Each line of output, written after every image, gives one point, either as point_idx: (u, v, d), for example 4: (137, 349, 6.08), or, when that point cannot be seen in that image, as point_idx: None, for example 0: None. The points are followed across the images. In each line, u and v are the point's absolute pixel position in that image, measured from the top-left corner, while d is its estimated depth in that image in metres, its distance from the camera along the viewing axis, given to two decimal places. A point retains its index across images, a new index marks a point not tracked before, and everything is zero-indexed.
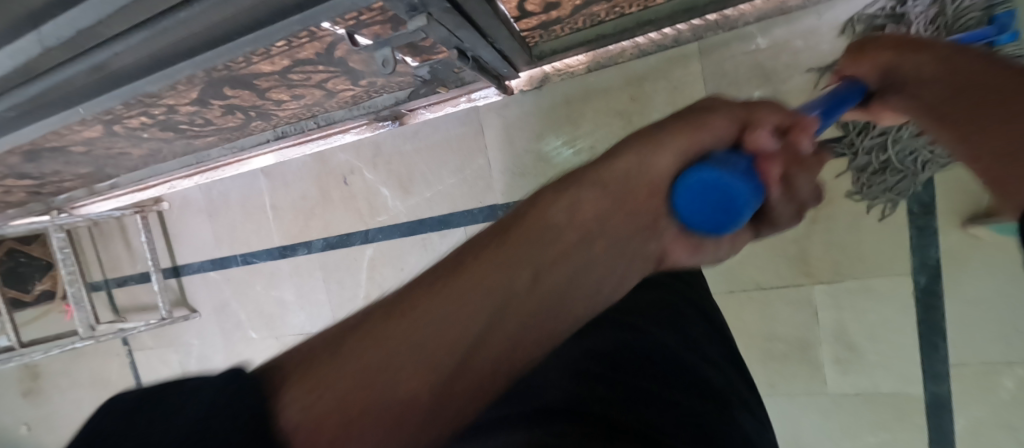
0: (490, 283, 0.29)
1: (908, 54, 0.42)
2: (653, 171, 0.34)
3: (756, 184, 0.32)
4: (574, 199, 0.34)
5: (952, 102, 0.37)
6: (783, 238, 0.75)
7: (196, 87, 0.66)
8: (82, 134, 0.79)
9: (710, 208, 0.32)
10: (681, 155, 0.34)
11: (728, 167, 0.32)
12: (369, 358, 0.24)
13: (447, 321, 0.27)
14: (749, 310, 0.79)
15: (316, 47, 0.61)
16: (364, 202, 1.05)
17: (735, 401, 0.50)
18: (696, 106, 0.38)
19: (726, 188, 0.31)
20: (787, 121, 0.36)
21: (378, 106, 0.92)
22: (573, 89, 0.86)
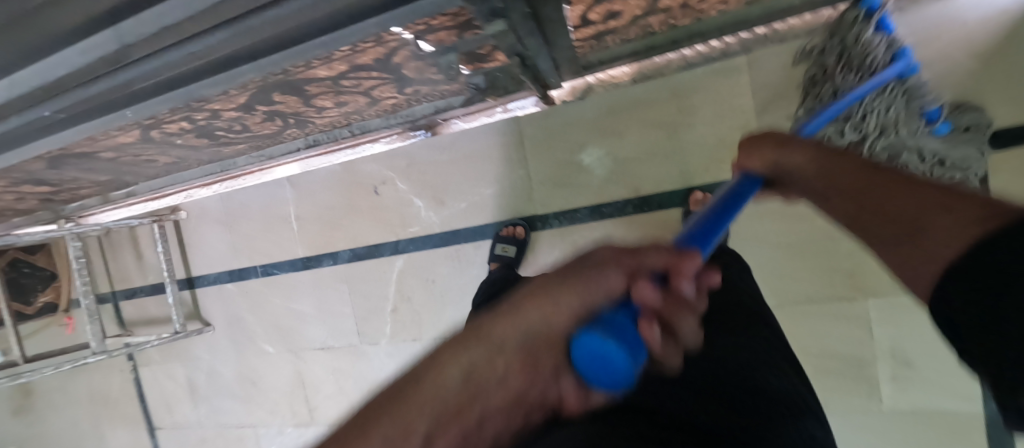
0: None
1: (792, 155, 0.46)
2: (538, 330, 0.31)
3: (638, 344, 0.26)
4: (441, 371, 0.31)
5: (852, 204, 0.43)
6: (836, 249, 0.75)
7: (248, 91, 0.64)
8: (116, 140, 0.76)
9: (595, 370, 0.26)
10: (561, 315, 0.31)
11: (609, 324, 0.26)
12: None
13: None
14: (800, 324, 0.78)
15: (378, 52, 0.60)
16: (395, 213, 1.03)
17: (802, 405, 0.47)
18: (581, 259, 0.35)
19: (606, 355, 0.25)
20: (668, 265, 0.31)
21: (416, 115, 0.90)
22: (618, 100, 0.86)
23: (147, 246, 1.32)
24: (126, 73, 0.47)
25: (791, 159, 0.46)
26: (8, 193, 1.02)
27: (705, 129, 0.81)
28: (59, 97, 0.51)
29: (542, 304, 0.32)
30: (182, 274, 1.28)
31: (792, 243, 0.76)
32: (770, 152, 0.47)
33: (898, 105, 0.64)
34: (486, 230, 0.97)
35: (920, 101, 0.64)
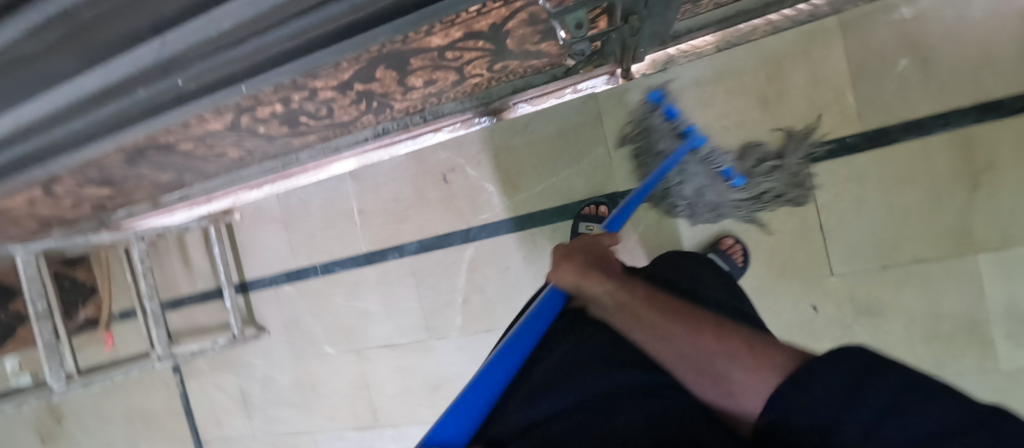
0: None
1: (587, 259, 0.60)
2: None
3: None
4: None
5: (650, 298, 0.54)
6: (939, 208, 0.75)
7: (358, 64, 0.63)
8: (204, 127, 0.74)
9: None
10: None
11: None
12: None
13: None
14: (906, 286, 0.78)
15: (500, 15, 0.59)
16: (467, 200, 1.02)
17: None
18: None
19: None
20: None
21: (491, 96, 0.89)
22: (704, 72, 0.84)
23: (195, 251, 1.29)
24: (275, 34, 0.45)
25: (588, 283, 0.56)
26: (68, 196, 0.99)
27: (797, 96, 0.81)
28: (191, 66, 0.49)
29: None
30: (235, 278, 1.25)
31: (896, 205, 0.77)
32: (574, 268, 0.58)
33: (699, 170, 0.84)
34: (564, 211, 0.95)
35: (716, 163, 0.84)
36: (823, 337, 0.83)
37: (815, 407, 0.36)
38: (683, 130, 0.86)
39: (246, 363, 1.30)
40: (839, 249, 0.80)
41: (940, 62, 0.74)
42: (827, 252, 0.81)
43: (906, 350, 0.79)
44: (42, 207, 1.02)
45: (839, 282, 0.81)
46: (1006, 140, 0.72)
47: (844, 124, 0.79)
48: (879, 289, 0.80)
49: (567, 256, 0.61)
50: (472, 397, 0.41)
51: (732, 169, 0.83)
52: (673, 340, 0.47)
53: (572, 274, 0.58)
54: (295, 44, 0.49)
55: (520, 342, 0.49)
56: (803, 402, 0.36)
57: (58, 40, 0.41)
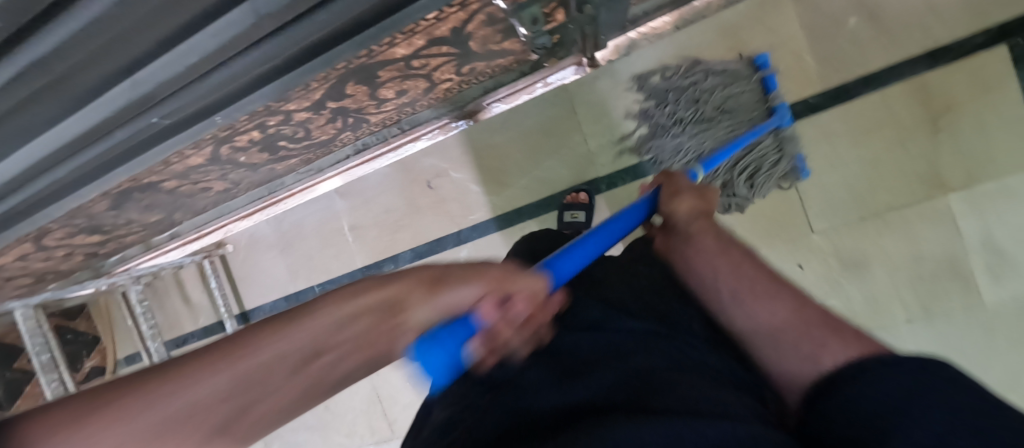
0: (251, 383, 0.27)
1: (704, 208, 0.63)
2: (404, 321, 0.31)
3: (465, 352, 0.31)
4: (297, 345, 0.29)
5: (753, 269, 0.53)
6: (908, 154, 0.78)
7: (328, 83, 0.65)
8: (186, 163, 0.75)
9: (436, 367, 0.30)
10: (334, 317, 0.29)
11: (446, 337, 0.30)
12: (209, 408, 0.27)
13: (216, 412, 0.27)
14: (885, 233, 0.80)
15: (459, 19, 0.61)
16: (455, 204, 1.02)
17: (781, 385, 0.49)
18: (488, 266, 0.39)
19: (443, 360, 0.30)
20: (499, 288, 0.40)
21: (465, 99, 0.91)
22: (666, 51, 0.87)
23: (194, 287, 1.30)
24: (242, 61, 0.47)
25: (700, 223, 0.60)
26: (60, 247, 1.00)
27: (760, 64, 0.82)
28: (165, 103, 0.50)
29: (218, 369, 0.26)
30: (234, 310, 1.25)
31: (867, 155, 0.79)
32: (692, 204, 0.63)
33: (769, 147, 0.79)
34: (551, 202, 0.96)
35: (790, 148, 0.79)
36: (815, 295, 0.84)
37: (880, 400, 0.32)
38: (772, 106, 0.80)
39: None
40: (817, 206, 0.82)
41: (888, 14, 0.77)
42: (806, 210, 0.83)
43: (895, 297, 0.81)
44: (34, 262, 1.03)
45: (823, 238, 0.83)
46: (959, 81, 0.75)
47: (806, 86, 0.81)
48: (862, 241, 0.81)
49: (678, 187, 0.65)
50: (578, 251, 0.49)
51: (803, 159, 0.80)
52: (767, 305, 0.48)
53: (685, 208, 0.62)
54: (262, 69, 0.51)
55: (615, 226, 0.57)
56: (871, 396, 0.33)
57: (30, 93, 0.42)
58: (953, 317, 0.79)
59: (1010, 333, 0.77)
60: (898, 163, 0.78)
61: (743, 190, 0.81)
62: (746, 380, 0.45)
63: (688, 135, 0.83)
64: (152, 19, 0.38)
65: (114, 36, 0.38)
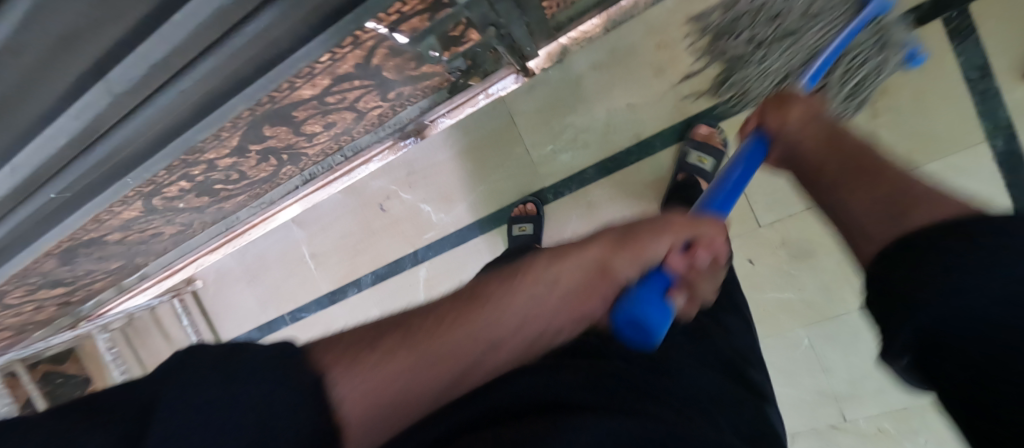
0: (410, 364, 0.34)
1: (813, 110, 0.53)
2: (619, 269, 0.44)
3: (662, 307, 0.45)
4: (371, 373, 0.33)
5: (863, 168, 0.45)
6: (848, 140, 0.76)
7: (239, 130, 0.64)
8: (121, 216, 0.76)
9: (630, 327, 0.46)
10: (564, 272, 0.43)
11: (636, 300, 0.44)
12: (388, 376, 0.34)
13: (406, 386, 0.34)
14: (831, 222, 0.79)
15: (357, 56, 0.59)
16: (408, 224, 1.02)
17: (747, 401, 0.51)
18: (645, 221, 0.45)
19: (641, 320, 0.45)
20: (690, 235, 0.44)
21: (403, 121, 0.90)
22: (597, 54, 0.85)
23: (172, 324, 1.31)
24: (120, 132, 0.47)
25: (824, 129, 0.51)
26: (26, 303, 1.01)
27: (691, 58, 0.81)
28: (57, 178, 0.50)
29: (391, 357, 0.34)
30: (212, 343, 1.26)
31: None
32: (802, 112, 0.53)
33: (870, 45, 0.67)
34: (500, 215, 0.95)
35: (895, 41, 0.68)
36: (767, 287, 0.83)
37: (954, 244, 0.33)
38: None
39: None
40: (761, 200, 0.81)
41: None
42: (750, 205, 0.82)
43: (844, 286, 0.79)
44: (6, 318, 1.04)
45: (769, 232, 0.82)
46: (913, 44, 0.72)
47: None
48: (810, 232, 0.80)
49: (788, 97, 0.55)
50: (724, 203, 0.55)
51: (916, 50, 0.69)
52: (865, 206, 0.42)
53: (795, 117, 0.53)
54: (152, 133, 0.51)
55: (747, 166, 0.56)
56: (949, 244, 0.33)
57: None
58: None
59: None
60: None
61: (847, 97, 0.71)
62: (708, 405, 0.46)
63: (775, 57, 0.71)
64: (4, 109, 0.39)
65: None
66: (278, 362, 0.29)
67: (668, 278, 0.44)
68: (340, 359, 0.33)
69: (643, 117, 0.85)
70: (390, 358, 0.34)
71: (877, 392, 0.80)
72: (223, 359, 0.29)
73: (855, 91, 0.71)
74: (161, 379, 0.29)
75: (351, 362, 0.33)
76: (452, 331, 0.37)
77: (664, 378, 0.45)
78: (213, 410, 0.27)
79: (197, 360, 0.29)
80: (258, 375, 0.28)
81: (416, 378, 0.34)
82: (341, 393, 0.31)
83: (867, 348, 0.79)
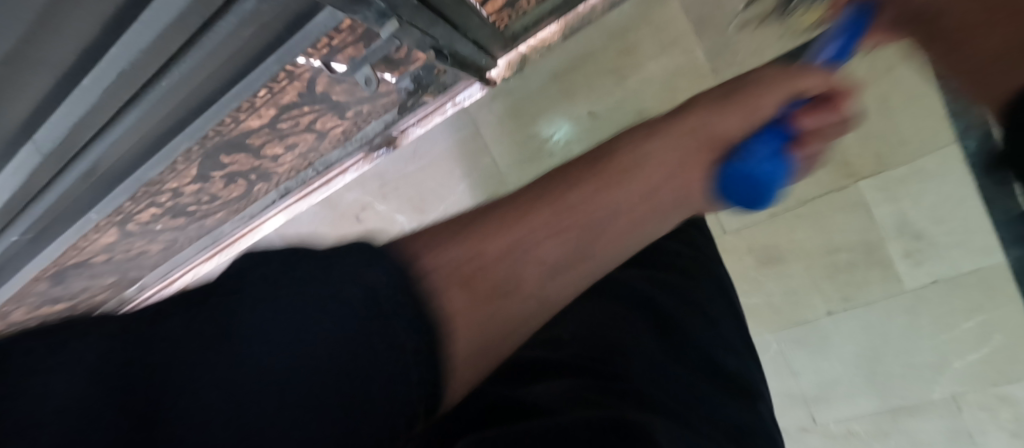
0: (497, 291, 0.37)
1: None
2: (726, 130, 0.55)
3: (774, 159, 0.54)
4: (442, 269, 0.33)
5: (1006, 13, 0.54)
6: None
7: (193, 162, 0.66)
8: (100, 242, 0.79)
9: (745, 188, 0.55)
10: (662, 144, 0.53)
11: (763, 152, 0.54)
12: (464, 294, 0.34)
13: (474, 326, 0.34)
14: (798, 229, 0.77)
15: (298, 87, 0.60)
16: (383, 234, 1.04)
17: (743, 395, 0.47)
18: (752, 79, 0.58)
19: (772, 172, 0.55)
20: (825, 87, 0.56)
21: (369, 135, 0.91)
22: (558, 62, 0.83)
23: None
24: None
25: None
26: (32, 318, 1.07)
27: (650, 64, 0.78)
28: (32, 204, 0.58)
29: (471, 250, 0.36)
30: None
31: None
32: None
33: None
34: None
35: None
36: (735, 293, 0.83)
37: None
38: None
39: None
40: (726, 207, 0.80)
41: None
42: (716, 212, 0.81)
43: (811, 290, 0.78)
44: None
45: (735, 239, 0.81)
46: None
47: (699, 83, 0.76)
48: (777, 238, 0.79)
49: None
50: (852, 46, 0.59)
51: None
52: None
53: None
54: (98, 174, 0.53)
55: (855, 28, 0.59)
56: None
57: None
58: (871, 311, 0.75)
59: (931, 322, 0.72)
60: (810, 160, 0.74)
61: None
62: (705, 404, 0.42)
63: None
64: None
65: None
66: (361, 261, 0.26)
67: (787, 138, 0.55)
68: (433, 248, 0.34)
69: (607, 123, 0.82)
70: (496, 262, 0.37)
71: (850, 396, 0.78)
72: (290, 267, 0.26)
73: None
74: (232, 284, 0.26)
75: (448, 269, 0.34)
76: (541, 220, 0.41)
77: (661, 380, 0.41)
78: (305, 310, 0.24)
79: (269, 267, 0.26)
80: (339, 275, 0.25)
81: (484, 321, 0.35)
82: (426, 282, 0.31)
83: (837, 352, 0.78)
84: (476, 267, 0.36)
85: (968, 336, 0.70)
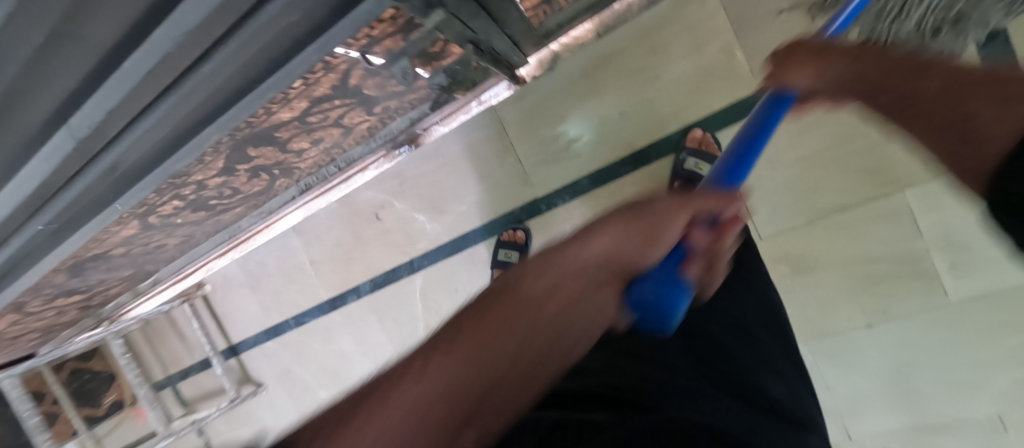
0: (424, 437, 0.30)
1: None
2: (655, 244, 0.41)
3: (676, 290, 0.41)
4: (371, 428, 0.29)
5: None
6: (850, 150, 0.72)
7: (222, 154, 0.64)
8: (121, 235, 0.77)
9: (642, 306, 0.42)
10: (607, 249, 0.41)
11: (655, 285, 0.41)
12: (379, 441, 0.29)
13: None
14: (835, 236, 0.75)
15: (332, 79, 0.59)
16: (401, 234, 1.03)
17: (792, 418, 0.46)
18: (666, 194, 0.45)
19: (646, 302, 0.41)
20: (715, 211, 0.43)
21: (393, 132, 0.90)
22: (587, 61, 0.82)
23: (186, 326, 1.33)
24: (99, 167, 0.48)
25: None
26: (46, 309, 1.04)
27: (682, 64, 0.76)
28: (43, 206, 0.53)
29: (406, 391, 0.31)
30: (223, 344, 1.30)
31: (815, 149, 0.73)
32: None
33: None
34: (493, 227, 0.95)
35: None
36: None
37: None
38: None
39: (256, 419, 1.34)
40: (762, 212, 0.78)
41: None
42: (751, 216, 0.79)
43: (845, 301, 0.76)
44: (29, 322, 1.07)
45: (770, 245, 0.79)
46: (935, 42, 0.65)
47: (735, 84, 0.74)
48: (813, 247, 0.77)
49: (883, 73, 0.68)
50: None
51: None
52: None
53: None
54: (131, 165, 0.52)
55: None
56: None
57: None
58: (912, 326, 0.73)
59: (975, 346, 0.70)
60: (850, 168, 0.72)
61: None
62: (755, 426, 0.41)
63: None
64: None
65: None
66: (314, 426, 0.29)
67: (687, 251, 0.42)
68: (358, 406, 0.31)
69: (638, 123, 0.81)
70: (461, 348, 0.34)
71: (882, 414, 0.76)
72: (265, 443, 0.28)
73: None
74: None
75: (405, 384, 0.31)
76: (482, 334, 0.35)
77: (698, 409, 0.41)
78: None
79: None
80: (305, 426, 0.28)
81: None
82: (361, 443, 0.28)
83: (870, 366, 0.75)
84: (427, 376, 0.32)
85: (1006, 354, 0.68)
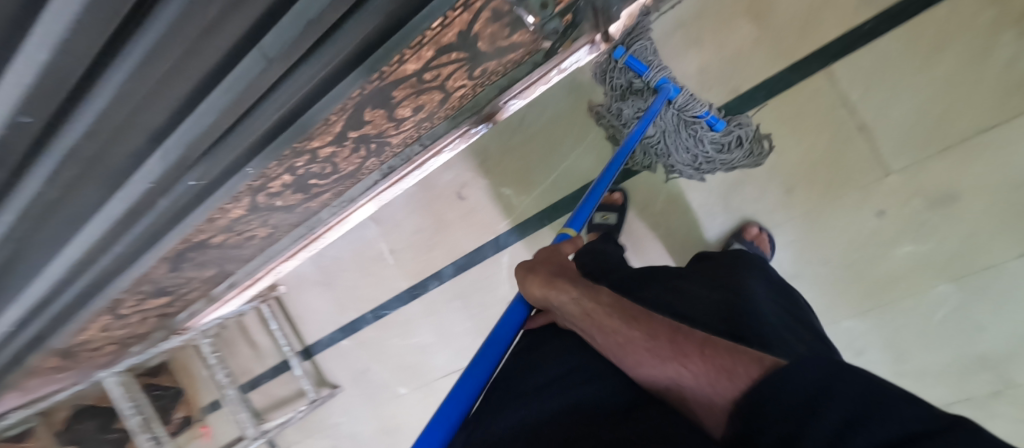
0: None
1: None
2: None
3: None
4: None
5: None
6: (990, 71, 0.75)
7: (346, 114, 0.64)
8: (229, 216, 0.76)
9: None
10: None
11: None
12: None
13: None
14: (979, 158, 0.78)
15: (464, 21, 0.58)
16: (485, 211, 1.02)
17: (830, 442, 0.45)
18: None
19: None
20: None
21: (480, 103, 0.89)
22: (686, 11, 0.87)
23: (257, 332, 1.29)
24: (264, 105, 0.47)
25: None
26: (134, 314, 1.01)
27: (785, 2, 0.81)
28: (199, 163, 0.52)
29: None
30: (297, 346, 1.24)
31: (940, 77, 0.77)
32: None
33: (680, 125, 0.83)
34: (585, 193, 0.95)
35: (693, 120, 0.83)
36: (902, 242, 0.85)
37: None
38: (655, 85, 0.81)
39: (329, 424, 1.27)
40: (890, 144, 0.82)
41: None
42: (879, 150, 0.83)
43: (920, 274, 0.85)
44: (114, 331, 1.04)
45: (902, 181, 0.83)
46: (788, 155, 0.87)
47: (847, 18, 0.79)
48: (948, 175, 0.80)
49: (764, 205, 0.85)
50: None
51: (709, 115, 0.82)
52: None
53: None
54: (286, 110, 0.51)
55: None
56: None
57: (80, 166, 0.42)
58: (992, 274, 0.81)
59: (1014, 301, 0.81)
60: (985, 83, 0.75)
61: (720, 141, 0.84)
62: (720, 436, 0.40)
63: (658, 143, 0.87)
64: (170, 81, 0.37)
65: (143, 100, 0.38)
66: None
67: None
68: None
69: (755, 66, 0.85)
70: None
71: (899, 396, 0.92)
72: None
73: (722, 146, 0.84)
74: None
75: None
76: None
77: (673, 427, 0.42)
78: None
79: None
80: None
81: None
82: None
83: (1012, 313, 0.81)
84: None
85: None
